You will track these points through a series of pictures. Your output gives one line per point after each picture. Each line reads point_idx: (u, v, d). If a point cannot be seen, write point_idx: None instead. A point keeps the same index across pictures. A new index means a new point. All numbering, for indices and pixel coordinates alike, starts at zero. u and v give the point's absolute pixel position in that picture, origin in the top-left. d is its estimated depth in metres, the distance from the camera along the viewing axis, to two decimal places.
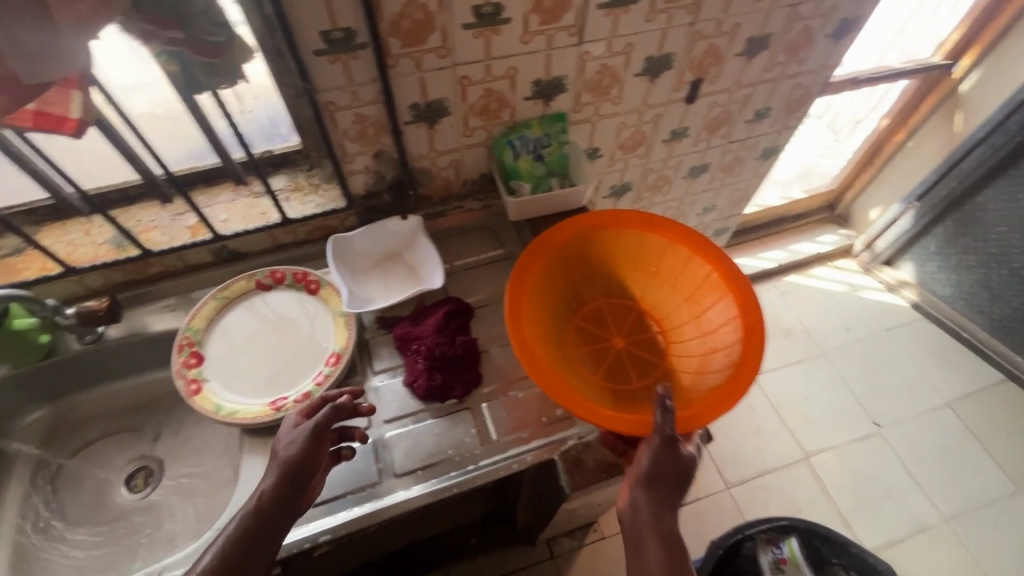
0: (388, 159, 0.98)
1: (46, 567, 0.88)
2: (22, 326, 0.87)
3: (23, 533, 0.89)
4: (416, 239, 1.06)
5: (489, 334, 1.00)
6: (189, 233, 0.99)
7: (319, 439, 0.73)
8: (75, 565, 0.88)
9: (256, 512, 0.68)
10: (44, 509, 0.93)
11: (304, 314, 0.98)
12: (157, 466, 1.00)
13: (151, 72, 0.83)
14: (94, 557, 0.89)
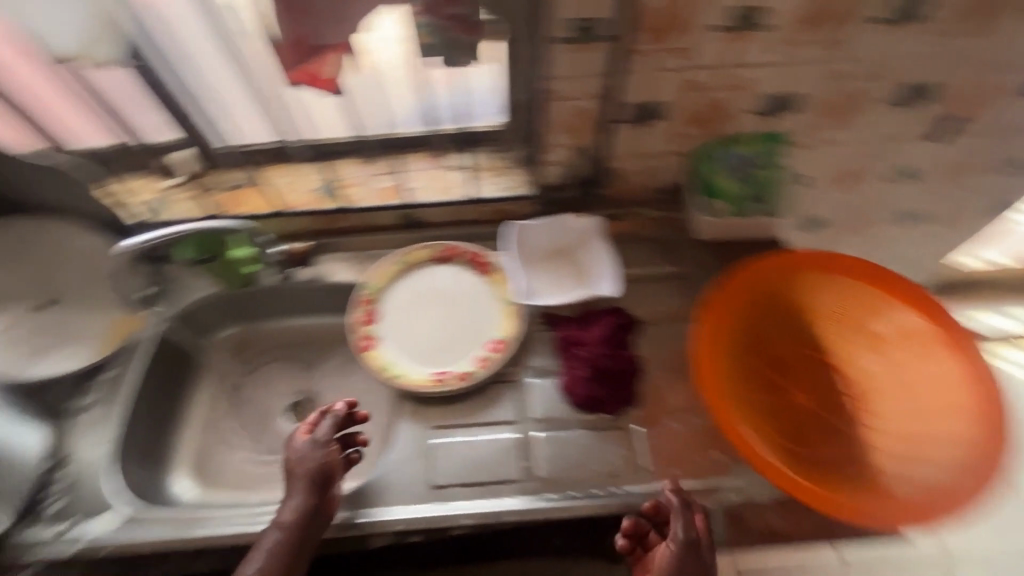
0: (586, 155, 0.96)
1: (219, 467, 0.99)
2: (237, 256, 0.97)
3: (209, 431, 1.02)
4: (589, 240, 1.03)
5: (651, 354, 0.94)
6: (380, 196, 1.03)
7: (321, 451, 0.82)
8: (240, 473, 0.99)
9: (286, 528, 0.75)
10: (224, 416, 1.04)
11: (472, 293, 0.99)
12: (315, 401, 1.06)
13: (399, 41, 0.82)
14: (258, 470, 0.99)
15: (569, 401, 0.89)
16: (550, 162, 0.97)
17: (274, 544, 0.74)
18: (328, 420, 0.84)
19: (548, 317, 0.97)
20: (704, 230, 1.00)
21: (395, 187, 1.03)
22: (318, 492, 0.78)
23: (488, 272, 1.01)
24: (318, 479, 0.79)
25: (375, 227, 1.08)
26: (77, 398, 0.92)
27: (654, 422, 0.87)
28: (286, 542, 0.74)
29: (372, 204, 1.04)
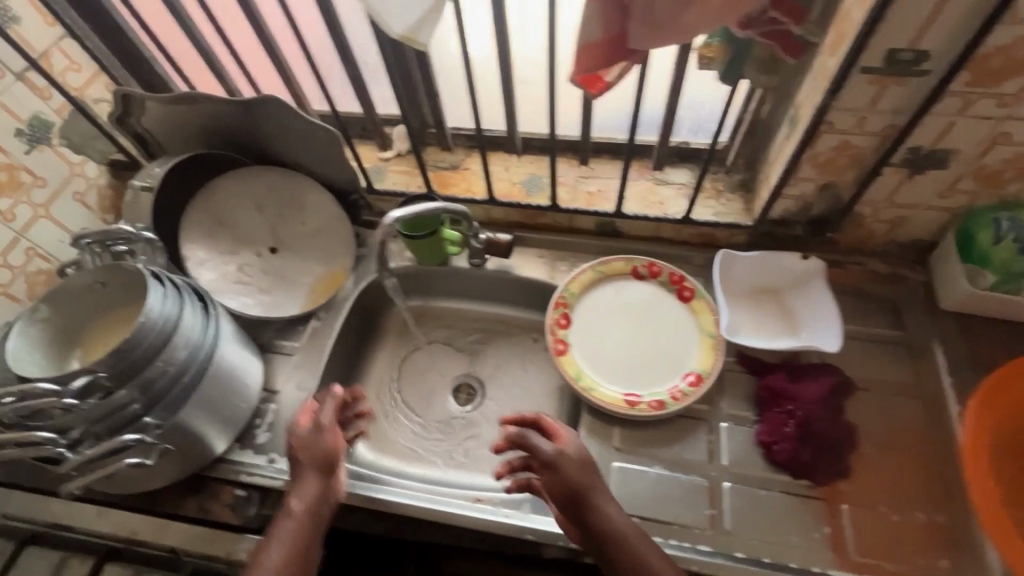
0: (831, 194, 0.86)
1: (388, 434, 1.02)
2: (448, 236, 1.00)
3: (380, 398, 1.05)
4: (807, 283, 0.93)
5: (865, 426, 0.84)
6: (587, 200, 1.03)
7: (325, 437, 0.78)
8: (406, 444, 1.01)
9: (300, 517, 0.71)
10: (394, 385, 1.07)
11: (670, 317, 0.94)
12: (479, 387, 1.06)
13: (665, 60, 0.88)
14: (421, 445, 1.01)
15: (766, 457, 0.82)
16: (786, 196, 0.88)
17: (294, 529, 0.70)
18: (327, 411, 0.80)
19: (747, 360, 0.89)
20: (953, 300, 0.87)
21: (602, 193, 1.03)
22: (323, 479, 0.75)
23: (689, 299, 0.95)
24: (323, 462, 0.76)
25: (573, 229, 1.06)
26: (284, 341, 1.00)
27: (866, 504, 0.78)
28: (303, 527, 0.71)
29: (577, 207, 1.02)
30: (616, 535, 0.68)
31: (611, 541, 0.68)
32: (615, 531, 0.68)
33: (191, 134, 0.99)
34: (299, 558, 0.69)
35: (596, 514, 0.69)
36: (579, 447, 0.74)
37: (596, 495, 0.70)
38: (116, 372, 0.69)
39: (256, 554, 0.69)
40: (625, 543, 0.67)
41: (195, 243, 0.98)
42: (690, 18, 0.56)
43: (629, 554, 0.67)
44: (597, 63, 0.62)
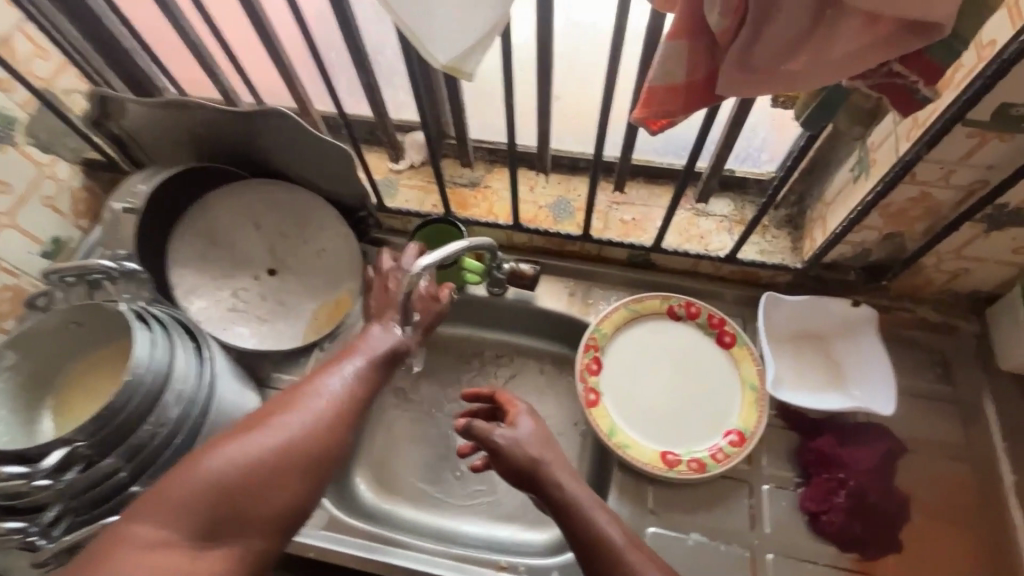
0: (895, 242, 0.79)
1: (391, 470, 0.93)
2: (468, 265, 0.90)
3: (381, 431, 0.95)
4: (856, 331, 0.86)
5: (914, 493, 0.79)
6: (622, 229, 0.94)
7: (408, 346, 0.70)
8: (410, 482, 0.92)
9: (381, 347, 0.64)
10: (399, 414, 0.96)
11: (709, 364, 0.87)
12: None
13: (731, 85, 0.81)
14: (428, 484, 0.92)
15: (811, 526, 0.77)
16: (845, 242, 0.81)
17: (369, 360, 0.62)
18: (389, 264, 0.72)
19: (788, 416, 0.84)
20: (1012, 361, 0.81)
21: (638, 222, 0.94)
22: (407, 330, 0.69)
23: (729, 344, 0.88)
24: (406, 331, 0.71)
25: (604, 258, 0.98)
26: (284, 376, 0.91)
27: None
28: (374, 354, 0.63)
29: (609, 237, 0.94)
30: (572, 509, 0.61)
31: (573, 516, 0.61)
32: (575, 506, 0.62)
33: (181, 141, 0.87)
34: (369, 383, 0.61)
35: (552, 485, 0.64)
36: (531, 427, 0.69)
37: (555, 470, 0.65)
38: (97, 439, 0.60)
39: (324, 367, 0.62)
40: (578, 515, 0.61)
41: (184, 268, 0.88)
42: (796, 68, 0.47)
43: (588, 532, 0.60)
44: (666, 100, 0.52)
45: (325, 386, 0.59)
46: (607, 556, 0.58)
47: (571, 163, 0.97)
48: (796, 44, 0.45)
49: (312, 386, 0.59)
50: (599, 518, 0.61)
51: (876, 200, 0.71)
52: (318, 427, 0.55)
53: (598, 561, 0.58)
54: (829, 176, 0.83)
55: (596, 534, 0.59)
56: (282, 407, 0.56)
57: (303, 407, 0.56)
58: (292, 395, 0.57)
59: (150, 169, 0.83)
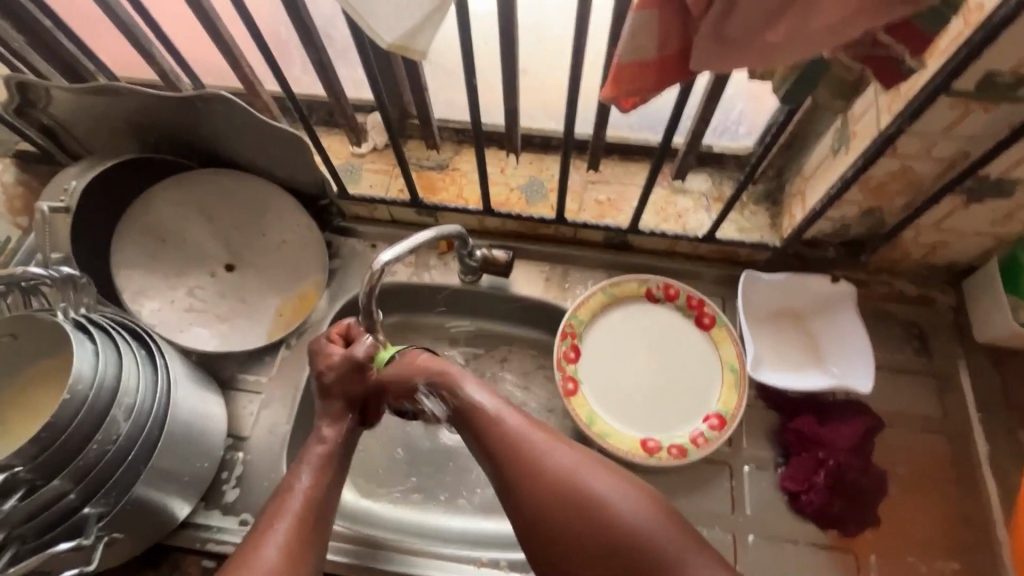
0: (875, 217, 0.77)
1: (355, 468, 0.88)
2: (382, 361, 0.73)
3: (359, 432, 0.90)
4: (836, 307, 0.85)
5: (893, 468, 0.79)
6: (597, 210, 0.91)
7: (361, 377, 0.70)
8: (380, 478, 0.88)
9: (333, 444, 0.67)
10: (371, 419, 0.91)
11: (687, 347, 0.86)
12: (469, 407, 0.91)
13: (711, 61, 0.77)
14: (388, 476, 0.88)
15: (792, 506, 0.77)
16: (825, 218, 0.79)
17: (320, 457, 0.66)
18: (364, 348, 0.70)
19: (769, 396, 0.83)
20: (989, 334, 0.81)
21: (613, 202, 0.91)
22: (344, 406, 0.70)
23: (708, 326, 0.86)
24: (318, 407, 0.71)
25: (579, 241, 0.94)
26: (249, 376, 0.86)
27: (892, 555, 0.75)
28: (326, 457, 0.67)
29: (585, 219, 0.90)
30: (490, 420, 0.62)
31: (492, 428, 0.61)
32: (495, 416, 0.62)
33: (115, 131, 0.80)
34: (329, 488, 0.65)
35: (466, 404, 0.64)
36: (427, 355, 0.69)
37: (469, 385, 0.65)
38: (37, 463, 0.55)
39: (286, 477, 0.66)
40: (496, 428, 0.61)
41: (132, 268, 0.82)
42: (780, 37, 0.43)
43: (505, 439, 0.60)
44: (634, 79, 0.48)
45: (291, 498, 0.63)
46: (522, 462, 0.59)
47: (543, 141, 0.93)
48: (775, 12, 0.42)
49: (280, 502, 0.63)
50: (518, 426, 0.61)
51: (856, 176, 0.68)
52: (308, 517, 0.62)
53: (518, 471, 0.59)
54: (810, 149, 0.80)
55: (514, 447, 0.60)
56: (263, 530, 0.60)
57: (284, 518, 0.61)
58: (270, 510, 0.62)
59: (83, 162, 0.75)
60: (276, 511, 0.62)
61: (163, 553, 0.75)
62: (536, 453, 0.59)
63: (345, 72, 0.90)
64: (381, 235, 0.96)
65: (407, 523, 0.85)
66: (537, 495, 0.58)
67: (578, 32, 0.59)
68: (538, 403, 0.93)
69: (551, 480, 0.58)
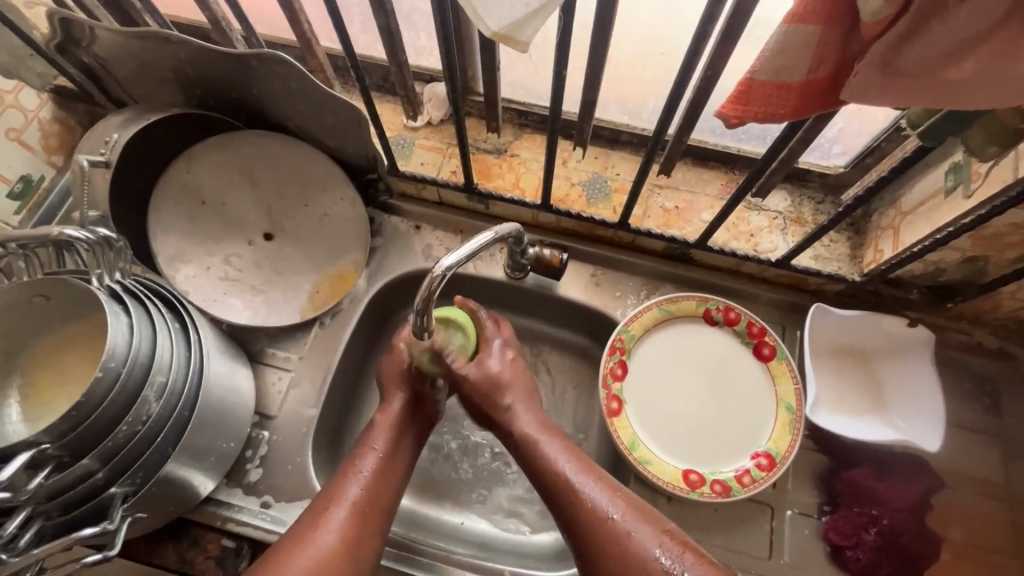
0: (975, 265, 0.70)
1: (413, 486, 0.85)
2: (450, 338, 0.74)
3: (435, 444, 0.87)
4: (908, 353, 0.79)
5: (948, 533, 0.74)
6: (663, 218, 0.84)
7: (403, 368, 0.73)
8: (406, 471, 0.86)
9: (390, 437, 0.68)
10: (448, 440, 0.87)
11: (741, 377, 0.80)
12: None
13: None
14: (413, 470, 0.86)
15: (835, 559, 0.73)
16: (918, 260, 0.72)
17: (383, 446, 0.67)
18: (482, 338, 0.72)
19: (821, 438, 0.79)
20: None
21: (681, 211, 0.84)
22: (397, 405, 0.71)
23: (767, 357, 0.80)
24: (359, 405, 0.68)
25: (638, 248, 0.87)
26: (279, 352, 0.83)
27: None
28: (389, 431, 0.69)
29: (648, 226, 0.84)
30: (569, 484, 0.60)
31: (568, 494, 0.60)
32: (574, 484, 0.60)
33: (163, 81, 0.74)
34: (389, 474, 0.66)
35: (549, 466, 0.63)
36: (535, 418, 0.68)
37: (551, 451, 0.64)
38: (67, 441, 0.53)
39: (345, 461, 0.66)
40: (577, 497, 0.59)
41: (169, 231, 0.78)
42: (966, 74, 0.36)
43: (587, 510, 0.58)
44: (765, 100, 0.41)
45: (351, 483, 0.63)
46: (611, 543, 0.56)
47: (612, 135, 0.86)
48: (968, 44, 0.35)
49: (340, 485, 0.63)
50: (599, 498, 0.59)
51: (974, 223, 0.61)
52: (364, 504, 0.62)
53: (600, 547, 0.56)
54: (914, 179, 0.72)
55: (601, 519, 0.57)
56: (319, 517, 0.60)
57: (340, 505, 0.61)
58: (324, 499, 0.62)
59: (129, 111, 0.71)
60: (333, 494, 0.62)
61: (183, 527, 0.73)
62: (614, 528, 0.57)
63: (408, 37, 0.83)
64: (427, 217, 0.90)
65: (432, 521, 0.83)
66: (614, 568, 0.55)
67: (699, 30, 0.52)
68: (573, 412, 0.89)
69: (636, 563, 0.55)
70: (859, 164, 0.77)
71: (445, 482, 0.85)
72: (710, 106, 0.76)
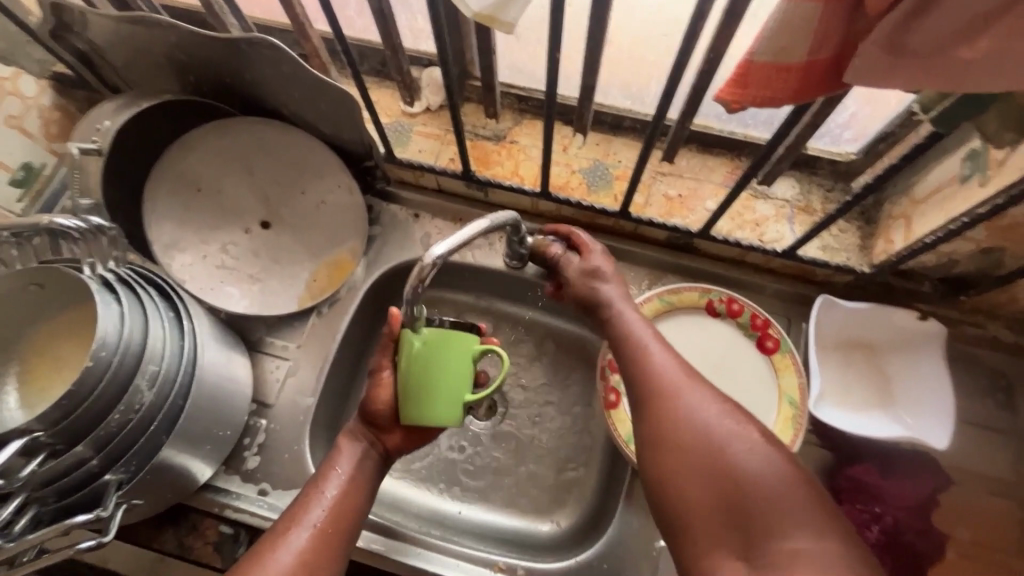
0: (990, 257, 0.67)
1: (407, 477, 0.85)
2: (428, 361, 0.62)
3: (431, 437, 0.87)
4: (918, 347, 0.76)
5: (954, 532, 0.72)
6: (665, 207, 0.82)
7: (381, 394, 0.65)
8: (404, 462, 0.86)
9: (364, 460, 0.64)
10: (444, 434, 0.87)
11: (744, 369, 0.79)
12: (502, 400, 0.89)
13: None
14: (411, 460, 0.86)
15: None
16: (929, 251, 0.69)
17: (351, 468, 0.63)
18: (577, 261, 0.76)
19: (824, 433, 0.77)
20: None
21: (684, 199, 0.82)
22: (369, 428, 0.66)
23: (771, 350, 0.78)
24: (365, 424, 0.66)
25: (640, 237, 0.85)
26: (277, 341, 0.83)
27: None
28: (357, 458, 0.64)
29: (650, 215, 0.81)
30: (641, 355, 0.63)
31: (640, 361, 0.63)
32: (647, 351, 0.64)
33: (156, 67, 0.73)
34: (353, 500, 0.62)
35: (628, 338, 0.66)
36: (637, 314, 0.69)
37: (646, 337, 0.66)
38: (59, 428, 0.53)
39: (312, 481, 0.63)
40: (647, 358, 0.63)
41: (165, 220, 0.78)
42: (979, 55, 0.34)
43: (651, 374, 0.61)
44: (765, 82, 0.39)
45: (316, 506, 0.60)
46: (668, 400, 0.58)
47: (614, 121, 0.84)
48: (982, 20, 0.32)
49: (304, 507, 0.60)
50: (659, 355, 0.63)
51: (991, 213, 0.58)
52: (327, 528, 0.59)
53: (655, 408, 0.58)
54: (929, 166, 0.69)
55: (671, 399, 0.58)
56: (279, 538, 0.57)
57: (303, 527, 0.58)
58: (287, 518, 0.59)
59: (121, 98, 0.70)
60: (297, 515, 0.59)
61: (182, 512, 0.74)
62: (677, 414, 0.57)
63: (405, 20, 0.81)
64: (426, 205, 0.89)
65: (427, 511, 0.83)
66: (668, 432, 0.56)
67: (697, 9, 0.49)
68: (572, 404, 0.88)
69: (688, 425, 0.55)
70: (870, 151, 0.73)
71: (441, 473, 0.85)
72: (715, 90, 0.73)
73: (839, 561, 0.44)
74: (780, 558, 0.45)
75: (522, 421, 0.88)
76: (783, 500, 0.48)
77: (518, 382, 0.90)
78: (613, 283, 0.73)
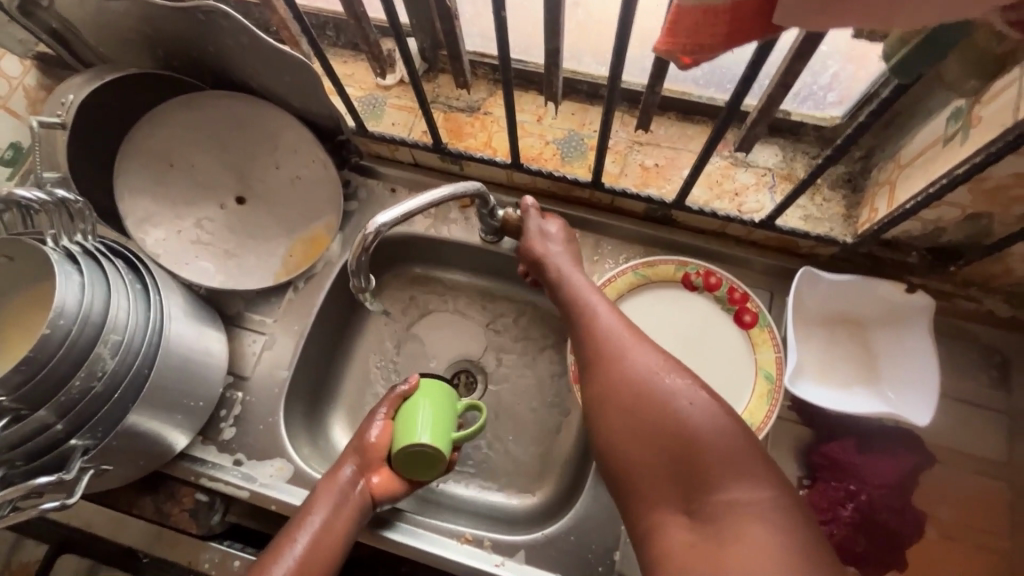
0: (977, 224, 0.63)
1: None
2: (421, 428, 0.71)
3: None
4: (905, 321, 0.73)
5: (933, 511, 0.70)
6: (641, 176, 0.80)
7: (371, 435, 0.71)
8: None
9: (346, 495, 0.67)
10: None
11: (720, 344, 0.77)
12: (479, 375, 0.89)
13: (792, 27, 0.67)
14: None
15: None
16: (912, 219, 0.65)
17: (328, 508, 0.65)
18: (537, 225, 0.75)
19: (803, 409, 0.74)
20: None
21: (661, 169, 0.79)
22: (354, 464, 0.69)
23: (748, 324, 0.76)
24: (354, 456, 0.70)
25: (617, 209, 0.83)
26: (255, 315, 0.84)
27: None
28: (336, 495, 0.66)
29: (625, 185, 0.79)
30: (583, 314, 0.63)
31: (584, 321, 0.62)
32: (590, 308, 0.63)
33: (124, 43, 0.74)
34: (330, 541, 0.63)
35: (574, 299, 0.65)
36: (586, 277, 0.68)
37: (588, 294, 0.65)
38: (20, 394, 0.54)
39: (292, 522, 0.65)
40: (590, 317, 0.62)
41: (139, 195, 0.79)
42: None
43: (595, 330, 0.60)
44: (697, 28, 0.37)
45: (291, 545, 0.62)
46: (608, 355, 0.57)
47: (590, 89, 0.81)
48: None
49: (281, 549, 0.61)
50: (602, 313, 0.62)
51: (970, 173, 0.54)
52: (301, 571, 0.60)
53: (597, 363, 0.57)
54: (915, 128, 0.65)
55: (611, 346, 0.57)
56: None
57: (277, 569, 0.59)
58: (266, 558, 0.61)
59: (89, 71, 0.72)
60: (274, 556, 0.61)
61: (160, 479, 0.77)
62: (619, 369, 0.55)
63: None
64: (401, 179, 0.88)
65: None
66: (609, 383, 0.55)
67: None
68: (548, 379, 0.88)
69: (630, 374, 0.54)
70: (855, 113, 0.70)
71: None
72: None
73: (773, 504, 0.45)
74: (720, 507, 0.46)
75: (498, 396, 0.87)
76: (725, 450, 0.48)
77: (496, 357, 0.89)
78: (562, 245, 0.73)
